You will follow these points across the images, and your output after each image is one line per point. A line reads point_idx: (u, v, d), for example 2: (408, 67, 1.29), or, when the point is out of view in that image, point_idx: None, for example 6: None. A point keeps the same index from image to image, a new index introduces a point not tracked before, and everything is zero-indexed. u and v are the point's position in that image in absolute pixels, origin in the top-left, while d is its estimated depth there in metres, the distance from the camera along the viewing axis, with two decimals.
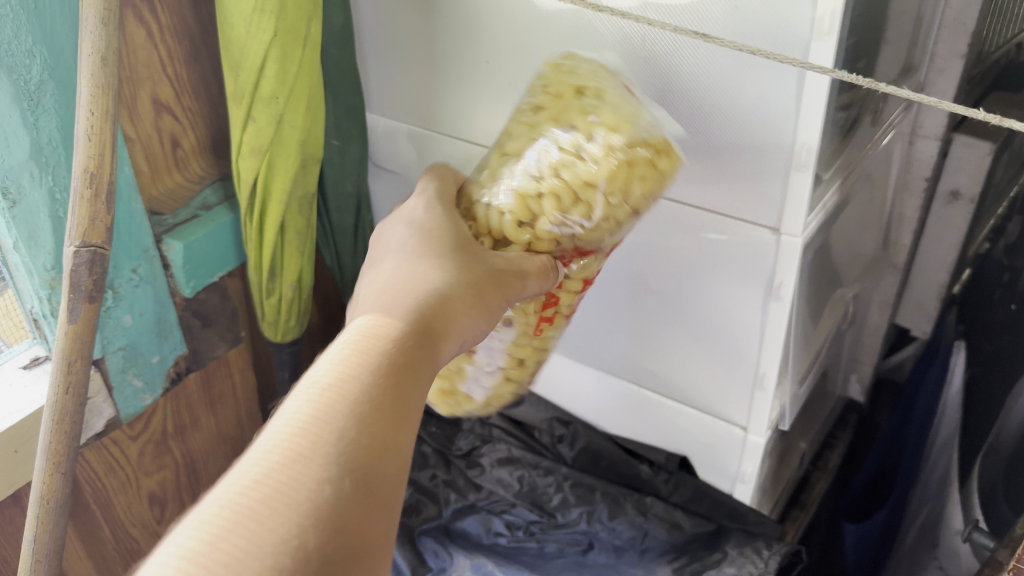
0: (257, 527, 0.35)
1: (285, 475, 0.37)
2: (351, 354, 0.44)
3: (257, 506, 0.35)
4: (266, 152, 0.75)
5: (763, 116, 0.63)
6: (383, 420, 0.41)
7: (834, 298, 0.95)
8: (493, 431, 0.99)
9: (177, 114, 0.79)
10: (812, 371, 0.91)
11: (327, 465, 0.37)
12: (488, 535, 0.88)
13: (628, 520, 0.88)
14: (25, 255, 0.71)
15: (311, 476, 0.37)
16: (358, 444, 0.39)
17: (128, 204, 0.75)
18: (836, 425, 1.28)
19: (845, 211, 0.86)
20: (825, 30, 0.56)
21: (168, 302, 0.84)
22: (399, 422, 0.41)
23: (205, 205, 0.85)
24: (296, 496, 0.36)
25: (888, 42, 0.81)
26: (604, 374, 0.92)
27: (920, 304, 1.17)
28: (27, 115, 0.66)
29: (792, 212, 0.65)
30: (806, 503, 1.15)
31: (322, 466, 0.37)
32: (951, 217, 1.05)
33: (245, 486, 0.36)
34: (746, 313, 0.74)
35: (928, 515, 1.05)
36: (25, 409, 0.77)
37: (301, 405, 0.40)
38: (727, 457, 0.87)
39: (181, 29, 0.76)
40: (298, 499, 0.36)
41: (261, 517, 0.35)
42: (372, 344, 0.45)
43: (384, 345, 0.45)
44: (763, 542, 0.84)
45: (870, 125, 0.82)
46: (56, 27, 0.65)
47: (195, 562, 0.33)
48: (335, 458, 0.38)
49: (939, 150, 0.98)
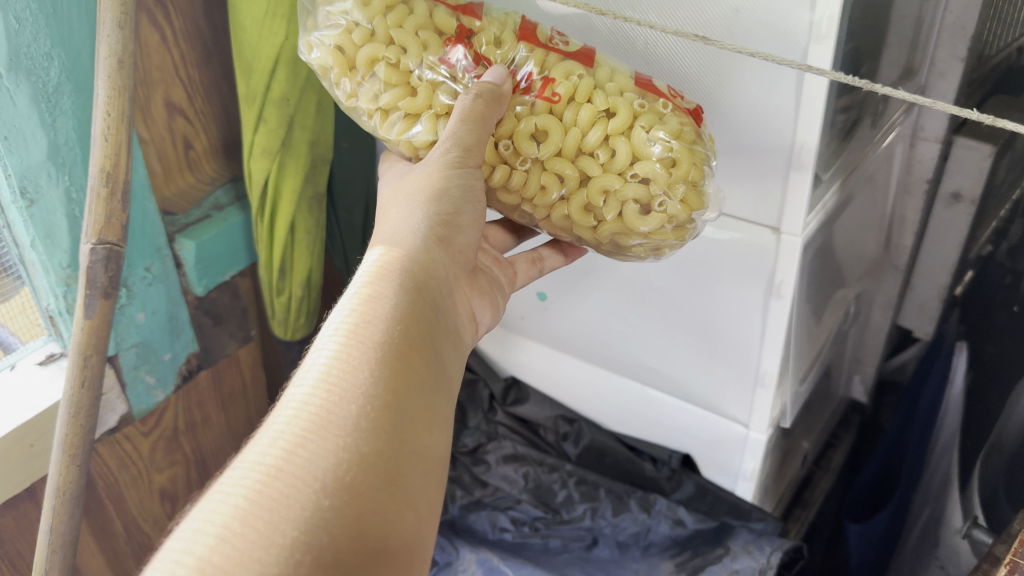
0: (273, 514, 0.39)
1: (313, 437, 0.42)
2: (368, 301, 0.50)
3: (293, 468, 0.41)
4: (277, 153, 0.76)
5: (762, 117, 0.64)
6: (398, 362, 0.47)
7: (835, 298, 0.96)
8: (499, 428, 1.00)
9: (189, 115, 0.81)
10: (813, 370, 0.93)
11: (353, 415, 0.43)
12: (494, 530, 0.90)
13: (632, 516, 0.89)
14: (42, 253, 0.73)
15: (341, 430, 0.42)
16: (378, 387, 0.45)
17: (142, 204, 0.77)
18: (839, 426, 1.31)
19: (846, 211, 0.87)
20: (823, 33, 0.57)
21: (180, 300, 0.85)
22: (411, 365, 0.47)
23: (216, 205, 0.87)
24: (326, 450, 0.41)
25: (889, 45, 0.82)
26: (609, 372, 0.93)
27: (923, 304, 1.18)
28: (45, 117, 0.68)
29: (791, 211, 0.67)
30: (809, 503, 1.16)
31: (348, 418, 0.43)
32: (952, 218, 1.06)
33: (270, 458, 0.41)
34: (748, 312, 0.75)
35: (929, 518, 1.07)
36: (40, 405, 0.79)
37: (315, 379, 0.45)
38: (730, 454, 0.89)
39: (194, 32, 0.77)
40: (331, 450, 0.42)
41: (299, 474, 0.41)
42: (387, 289, 0.51)
43: (383, 300, 0.50)
44: (766, 538, 0.85)
45: (870, 126, 0.83)
46: (74, 30, 0.67)
47: (245, 519, 0.39)
48: (342, 443, 0.42)
49: (940, 152, 0.99)
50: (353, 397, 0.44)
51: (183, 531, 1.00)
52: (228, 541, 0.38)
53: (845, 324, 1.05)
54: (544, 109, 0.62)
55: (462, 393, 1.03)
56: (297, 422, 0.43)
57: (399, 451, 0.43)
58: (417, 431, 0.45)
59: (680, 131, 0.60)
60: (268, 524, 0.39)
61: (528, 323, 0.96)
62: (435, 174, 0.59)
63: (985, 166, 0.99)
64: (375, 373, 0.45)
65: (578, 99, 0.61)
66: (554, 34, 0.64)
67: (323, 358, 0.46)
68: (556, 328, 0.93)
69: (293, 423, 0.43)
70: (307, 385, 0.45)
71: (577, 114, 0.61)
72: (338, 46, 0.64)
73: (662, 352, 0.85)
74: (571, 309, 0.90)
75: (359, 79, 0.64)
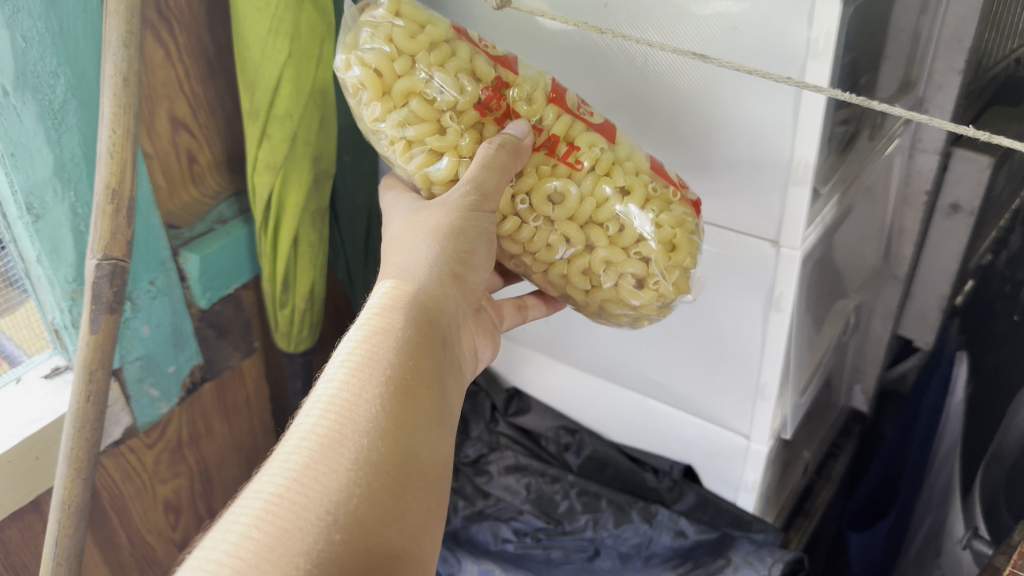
0: (287, 536, 0.40)
1: (325, 460, 0.43)
2: (376, 329, 0.51)
3: (310, 490, 0.42)
4: (280, 167, 0.77)
5: (761, 132, 0.65)
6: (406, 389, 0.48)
7: (836, 309, 0.96)
8: (501, 438, 1.01)
9: (193, 130, 0.81)
10: (813, 381, 0.93)
11: (365, 438, 0.44)
12: (497, 541, 0.90)
13: (633, 527, 0.89)
14: (47, 268, 0.74)
15: (354, 456, 0.44)
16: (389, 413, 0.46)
17: (146, 218, 0.78)
18: (840, 435, 1.28)
19: (846, 222, 0.88)
20: (820, 50, 0.58)
21: (184, 313, 0.86)
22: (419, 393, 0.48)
23: (219, 218, 0.87)
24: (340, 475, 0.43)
25: (887, 58, 0.83)
26: (611, 384, 0.94)
27: (923, 313, 1.16)
28: (51, 133, 0.68)
29: (790, 225, 0.67)
30: (811, 511, 1.15)
31: (360, 443, 0.44)
32: (951, 229, 1.06)
33: (285, 480, 0.43)
34: (748, 324, 0.76)
35: (930, 526, 1.09)
36: (45, 418, 0.80)
37: (327, 404, 0.46)
38: (731, 465, 0.89)
39: (198, 48, 0.78)
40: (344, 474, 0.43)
41: (316, 496, 0.42)
42: (395, 319, 0.52)
43: (395, 327, 0.51)
44: (767, 550, 0.86)
45: (868, 138, 0.84)
46: (79, 48, 0.68)
47: (262, 540, 0.40)
48: (352, 466, 0.43)
49: (938, 164, 0.99)
50: (360, 427, 0.45)
51: (186, 542, 1.00)
52: (236, 566, 0.39)
53: (845, 334, 1.05)
54: (566, 173, 0.64)
55: (464, 404, 1.04)
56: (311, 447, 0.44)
57: (405, 484, 0.44)
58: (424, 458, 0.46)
59: (682, 220, 0.64)
60: (286, 543, 0.40)
61: (530, 333, 0.96)
62: (455, 214, 0.60)
63: (984, 177, 0.99)
64: (383, 406, 0.46)
65: (598, 171, 0.63)
66: (580, 102, 0.66)
67: (332, 382, 0.48)
68: (558, 339, 0.94)
69: (299, 450, 0.44)
70: (315, 413, 0.46)
71: (596, 185, 0.64)
72: (375, 69, 0.61)
73: (662, 364, 0.86)
74: (572, 320, 0.90)
75: (389, 107, 0.62)
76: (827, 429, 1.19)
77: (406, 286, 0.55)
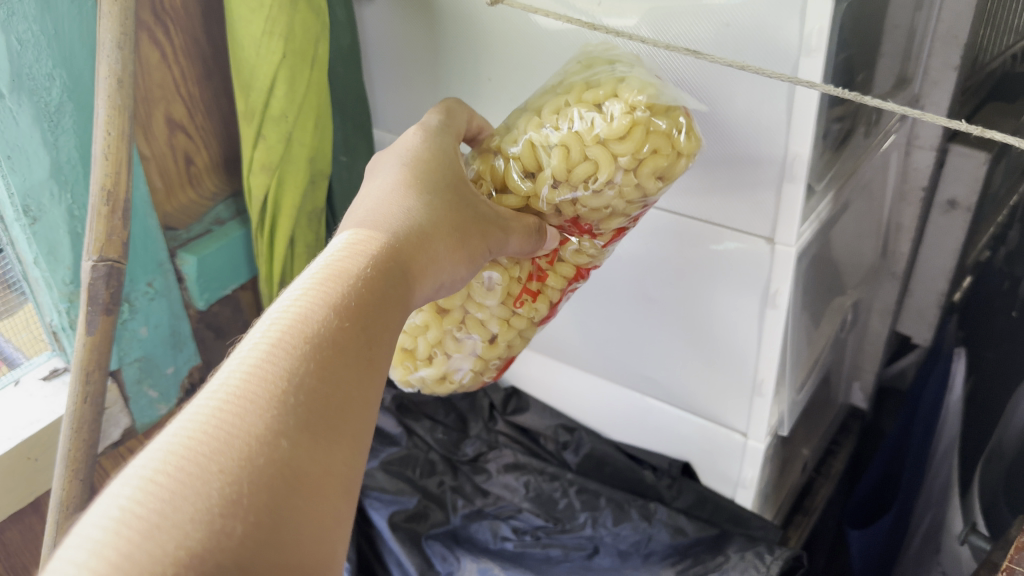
0: (178, 501, 0.31)
1: (233, 416, 0.34)
2: (319, 281, 0.42)
3: (209, 455, 0.33)
4: (276, 168, 0.77)
5: (755, 128, 0.65)
6: (339, 341, 0.39)
7: (833, 306, 0.96)
8: (499, 437, 1.01)
9: (190, 132, 0.81)
10: (811, 377, 0.93)
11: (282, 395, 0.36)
12: (496, 540, 0.89)
13: (632, 525, 0.89)
14: (44, 270, 0.74)
15: (266, 413, 0.35)
16: (314, 365, 0.38)
17: (144, 220, 0.78)
18: (839, 432, 1.28)
19: (843, 216, 0.88)
20: (813, 46, 0.58)
21: (182, 314, 0.86)
22: (357, 343, 0.40)
23: (217, 220, 0.88)
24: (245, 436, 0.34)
25: (884, 54, 0.83)
26: (609, 383, 0.94)
27: (921, 311, 1.18)
28: (47, 136, 0.69)
29: (785, 222, 0.67)
30: (810, 508, 1.15)
31: (276, 398, 0.35)
32: (948, 226, 1.07)
33: (187, 442, 0.33)
34: (744, 320, 0.76)
35: (931, 523, 1.10)
36: (44, 419, 0.80)
37: (254, 350, 0.37)
38: (729, 462, 0.89)
39: (194, 49, 0.78)
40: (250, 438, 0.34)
41: (217, 465, 0.33)
42: (337, 270, 0.43)
43: (339, 271, 0.43)
44: (765, 548, 0.85)
45: (863, 135, 0.84)
46: (75, 50, 0.68)
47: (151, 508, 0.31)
48: (263, 424, 0.34)
49: (935, 160, 0.99)
50: (280, 379, 0.36)
51: None
52: (125, 541, 0.30)
53: (843, 331, 1.05)
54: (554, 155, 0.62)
55: (463, 404, 1.04)
56: (226, 400, 0.35)
57: (325, 445, 0.36)
58: (351, 416, 0.38)
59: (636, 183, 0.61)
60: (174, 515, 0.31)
61: (528, 333, 0.97)
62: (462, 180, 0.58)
63: (981, 172, 0.99)
64: (310, 358, 0.38)
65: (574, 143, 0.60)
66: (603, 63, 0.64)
67: (262, 332, 0.39)
68: (556, 338, 0.94)
69: (221, 398, 0.35)
70: (236, 364, 0.37)
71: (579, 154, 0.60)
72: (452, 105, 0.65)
73: (659, 362, 0.86)
74: (569, 318, 0.91)
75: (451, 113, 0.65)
76: (826, 426, 1.19)
77: (348, 250, 0.46)
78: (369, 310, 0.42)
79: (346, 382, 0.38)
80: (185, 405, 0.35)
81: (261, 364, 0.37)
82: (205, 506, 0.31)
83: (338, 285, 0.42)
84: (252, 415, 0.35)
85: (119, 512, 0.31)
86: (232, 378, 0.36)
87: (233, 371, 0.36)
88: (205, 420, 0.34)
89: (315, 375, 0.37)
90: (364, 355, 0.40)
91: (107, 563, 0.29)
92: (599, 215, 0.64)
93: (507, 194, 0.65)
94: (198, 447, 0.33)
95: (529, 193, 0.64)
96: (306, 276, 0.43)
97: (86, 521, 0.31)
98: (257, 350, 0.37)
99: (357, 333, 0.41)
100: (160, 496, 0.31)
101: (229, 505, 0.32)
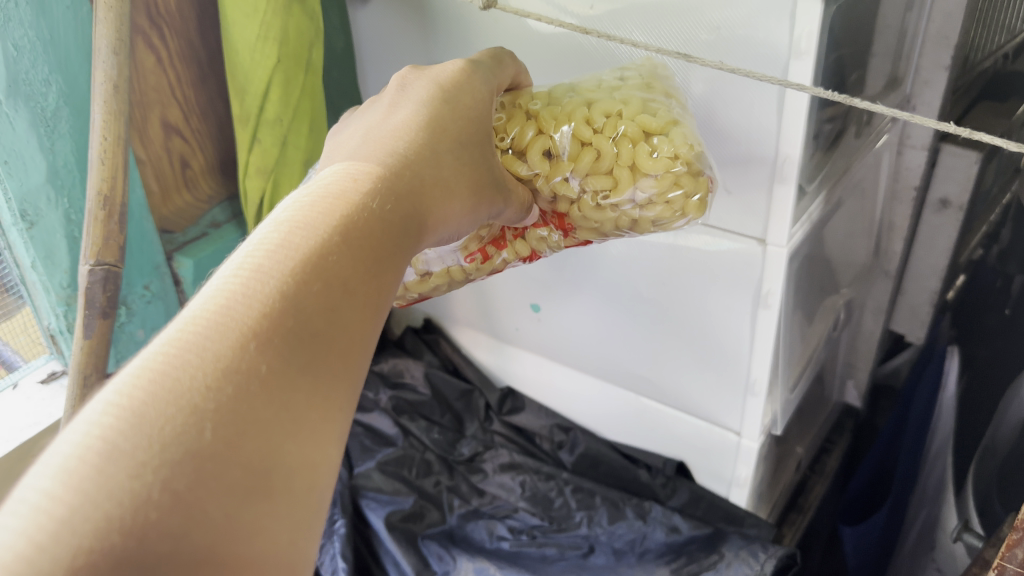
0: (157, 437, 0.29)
1: (224, 351, 0.32)
2: (323, 207, 0.40)
3: (193, 390, 0.31)
4: (271, 172, 0.78)
5: (746, 132, 0.65)
6: (339, 280, 0.37)
7: (825, 305, 0.97)
8: (495, 437, 1.02)
9: (185, 135, 0.82)
10: (804, 376, 0.93)
11: (275, 334, 0.34)
12: (492, 539, 0.90)
13: (628, 524, 0.90)
14: (42, 274, 0.74)
15: (257, 352, 0.33)
16: (313, 304, 0.35)
17: (140, 224, 0.79)
18: (832, 431, 1.27)
19: (835, 217, 0.88)
20: (803, 50, 0.59)
21: (179, 316, 0.87)
22: (358, 284, 0.38)
23: (213, 223, 0.88)
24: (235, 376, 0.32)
25: (874, 55, 0.84)
26: (603, 382, 0.95)
27: (914, 308, 1.16)
28: (43, 141, 0.69)
29: (777, 223, 0.68)
30: (805, 506, 1.15)
31: (270, 337, 0.33)
32: (940, 224, 1.06)
33: (171, 370, 0.31)
34: (736, 320, 0.76)
35: (925, 521, 1.13)
36: (42, 422, 0.80)
37: (248, 278, 0.35)
38: (723, 460, 0.90)
39: (189, 53, 0.79)
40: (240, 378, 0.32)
41: (200, 402, 0.30)
42: (345, 197, 0.40)
43: (346, 199, 0.41)
44: (759, 544, 0.86)
45: (854, 136, 0.84)
46: (71, 56, 0.68)
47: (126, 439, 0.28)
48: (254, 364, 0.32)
49: (927, 159, 0.99)
50: (276, 315, 0.34)
51: None
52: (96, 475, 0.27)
53: (836, 329, 1.06)
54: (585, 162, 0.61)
55: (458, 406, 1.05)
56: (217, 330, 0.33)
57: (312, 394, 0.34)
58: (343, 366, 0.36)
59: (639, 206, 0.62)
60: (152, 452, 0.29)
61: (522, 334, 0.98)
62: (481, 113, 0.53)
63: (973, 172, 0.99)
64: (308, 295, 0.35)
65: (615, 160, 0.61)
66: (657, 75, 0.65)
67: (257, 258, 0.36)
68: (552, 338, 0.95)
69: (210, 326, 0.33)
70: (229, 291, 0.34)
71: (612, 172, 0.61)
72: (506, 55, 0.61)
73: (652, 361, 0.87)
74: (564, 318, 0.91)
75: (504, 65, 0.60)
76: (821, 423, 1.20)
77: (357, 174, 0.43)
78: (373, 248, 0.40)
79: (341, 326, 0.36)
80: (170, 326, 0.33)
81: (255, 295, 0.34)
82: (193, 444, 0.29)
83: (341, 212, 0.39)
84: (244, 352, 0.32)
85: (91, 443, 0.28)
86: (224, 305, 0.34)
87: (226, 298, 0.34)
88: (194, 349, 0.32)
89: (312, 316, 0.35)
90: (364, 296, 0.38)
91: (72, 500, 0.27)
92: (586, 224, 0.64)
93: (520, 161, 0.63)
94: (186, 378, 0.31)
95: (539, 174, 0.62)
96: (308, 198, 0.40)
97: (55, 447, 0.29)
98: (254, 278, 0.35)
99: (361, 271, 0.38)
100: (138, 429, 0.29)
101: (214, 449, 0.30)
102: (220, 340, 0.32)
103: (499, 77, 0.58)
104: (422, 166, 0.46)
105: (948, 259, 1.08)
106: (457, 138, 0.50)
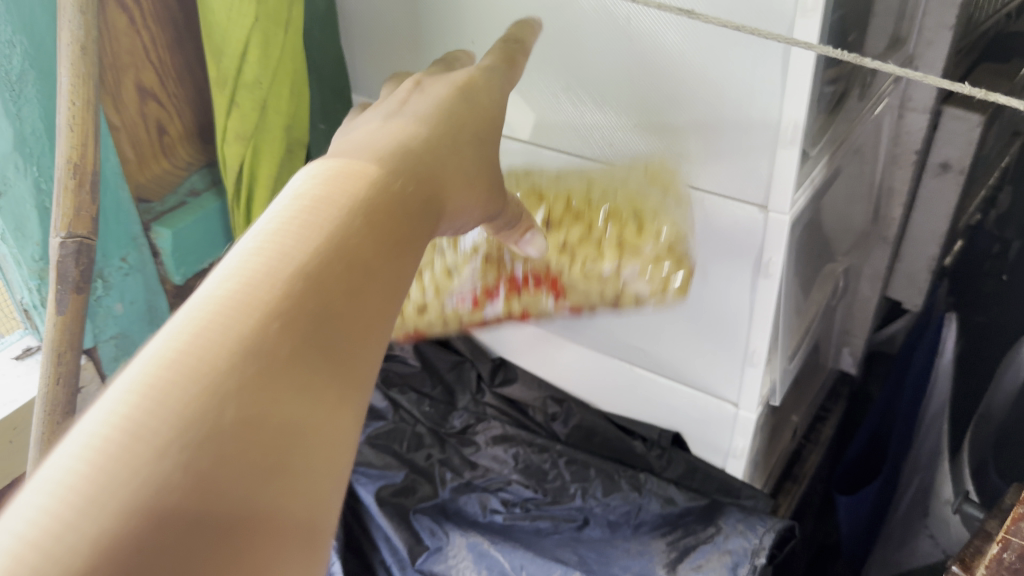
0: (175, 431, 0.26)
1: (251, 332, 0.30)
2: (338, 184, 0.38)
3: (215, 373, 0.28)
4: (250, 138, 0.74)
5: (748, 94, 0.62)
6: (360, 258, 0.36)
7: (823, 273, 0.94)
8: (487, 409, 1.00)
9: (162, 100, 0.78)
10: (801, 346, 0.91)
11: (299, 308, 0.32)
12: (484, 513, 0.87)
13: (622, 495, 0.88)
14: (12, 246, 0.71)
15: (282, 331, 0.31)
16: (336, 283, 0.34)
17: (115, 193, 0.75)
18: (828, 398, 1.25)
19: (834, 184, 0.86)
20: (810, 7, 0.55)
21: (159, 289, 0.84)
22: (377, 264, 0.37)
23: (191, 191, 0.85)
24: (259, 360, 0.29)
25: (876, 14, 0.81)
26: (597, 354, 0.93)
27: (911, 275, 1.14)
28: (9, 106, 0.66)
29: (781, 189, 0.65)
30: (800, 476, 1.13)
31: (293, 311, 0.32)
32: (940, 188, 1.04)
33: (193, 353, 0.29)
34: (736, 290, 0.75)
35: (918, 490, 1.11)
36: (18, 400, 0.77)
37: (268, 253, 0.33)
38: (720, 431, 0.88)
39: (163, 12, 0.75)
40: (264, 361, 0.30)
41: (225, 386, 0.28)
42: (361, 177, 0.39)
43: (361, 180, 0.39)
44: (758, 518, 0.83)
45: (857, 98, 0.81)
46: (36, 16, 0.65)
47: (147, 434, 0.26)
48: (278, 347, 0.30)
49: (929, 122, 0.96)
50: (303, 292, 0.32)
51: None
52: (104, 476, 0.25)
53: (834, 297, 1.04)
54: None
55: (450, 377, 1.03)
56: (240, 306, 0.31)
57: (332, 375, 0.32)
58: (365, 351, 0.35)
59: None
60: (171, 446, 0.26)
61: (514, 305, 0.95)
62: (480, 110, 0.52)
63: (974, 136, 0.97)
64: (332, 270, 0.34)
65: None
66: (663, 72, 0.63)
67: (279, 231, 0.34)
68: (545, 309, 0.92)
69: (232, 301, 0.31)
70: (248, 266, 0.32)
71: None
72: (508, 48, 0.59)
73: (649, 332, 0.85)
74: None
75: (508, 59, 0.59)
76: (816, 391, 1.17)
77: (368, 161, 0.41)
78: (389, 231, 0.38)
79: (362, 307, 0.35)
80: (187, 303, 0.31)
81: (286, 257, 0.33)
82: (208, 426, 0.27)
83: (361, 184, 0.39)
84: (271, 330, 0.31)
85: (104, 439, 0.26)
86: (243, 278, 0.32)
87: (248, 273, 0.32)
88: (210, 326, 0.30)
89: (336, 295, 0.34)
90: (383, 279, 0.37)
91: (84, 503, 0.24)
92: None
93: None
94: (208, 357, 0.29)
95: None
96: (319, 174, 0.39)
97: (64, 449, 0.26)
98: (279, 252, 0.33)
99: (378, 251, 0.37)
100: (154, 423, 0.26)
101: (232, 440, 0.27)
102: (238, 315, 0.30)
103: (513, 83, 0.57)
104: (430, 161, 0.45)
105: (947, 225, 1.06)
106: (461, 139, 0.49)
